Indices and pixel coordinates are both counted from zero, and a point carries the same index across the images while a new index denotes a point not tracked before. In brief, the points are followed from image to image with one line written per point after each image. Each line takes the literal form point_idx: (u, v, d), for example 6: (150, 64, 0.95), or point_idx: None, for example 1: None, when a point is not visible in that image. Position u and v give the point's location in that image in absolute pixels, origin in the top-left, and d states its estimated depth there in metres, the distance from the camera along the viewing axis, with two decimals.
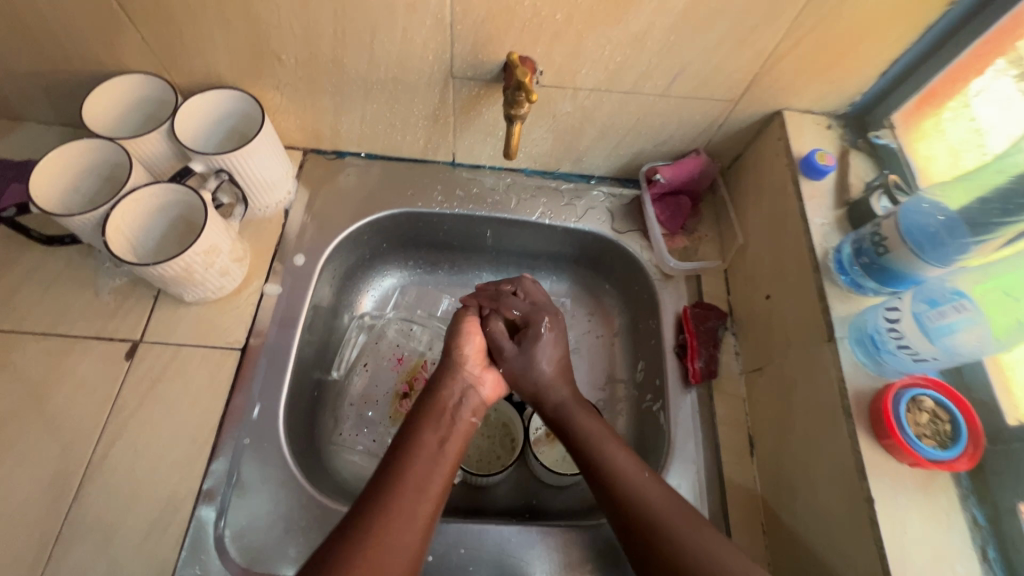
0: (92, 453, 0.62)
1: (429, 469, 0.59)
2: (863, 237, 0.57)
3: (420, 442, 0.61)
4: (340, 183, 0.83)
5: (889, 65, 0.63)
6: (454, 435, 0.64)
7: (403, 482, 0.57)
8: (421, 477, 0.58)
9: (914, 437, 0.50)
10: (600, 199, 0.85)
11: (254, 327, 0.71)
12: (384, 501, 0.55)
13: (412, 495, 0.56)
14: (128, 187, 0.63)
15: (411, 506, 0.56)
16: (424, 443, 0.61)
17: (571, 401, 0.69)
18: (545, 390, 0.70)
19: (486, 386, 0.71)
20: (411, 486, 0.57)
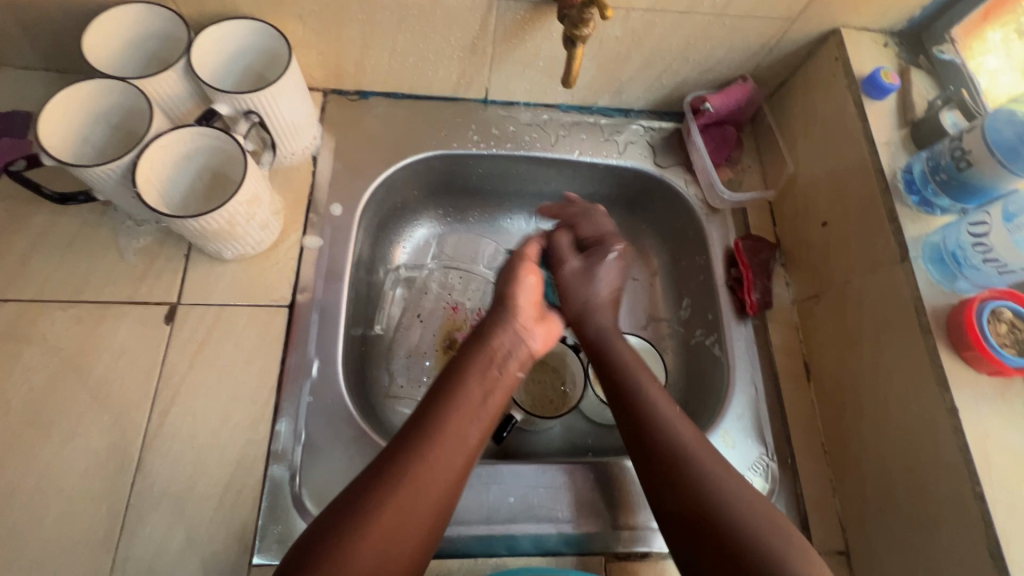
0: (147, 422, 0.58)
1: (462, 425, 0.54)
2: (941, 153, 0.57)
3: (460, 392, 0.55)
4: (367, 125, 0.77)
5: None
6: (499, 389, 0.58)
7: (434, 438, 0.51)
8: (455, 431, 0.53)
9: (997, 346, 0.51)
10: (640, 134, 0.82)
11: (298, 282, 0.67)
12: (412, 457, 0.50)
13: (443, 455, 0.51)
14: (151, 133, 0.57)
15: (439, 464, 0.50)
16: (464, 394, 0.55)
17: (611, 330, 0.66)
18: (591, 310, 0.66)
19: (537, 340, 0.64)
20: (441, 440, 0.52)
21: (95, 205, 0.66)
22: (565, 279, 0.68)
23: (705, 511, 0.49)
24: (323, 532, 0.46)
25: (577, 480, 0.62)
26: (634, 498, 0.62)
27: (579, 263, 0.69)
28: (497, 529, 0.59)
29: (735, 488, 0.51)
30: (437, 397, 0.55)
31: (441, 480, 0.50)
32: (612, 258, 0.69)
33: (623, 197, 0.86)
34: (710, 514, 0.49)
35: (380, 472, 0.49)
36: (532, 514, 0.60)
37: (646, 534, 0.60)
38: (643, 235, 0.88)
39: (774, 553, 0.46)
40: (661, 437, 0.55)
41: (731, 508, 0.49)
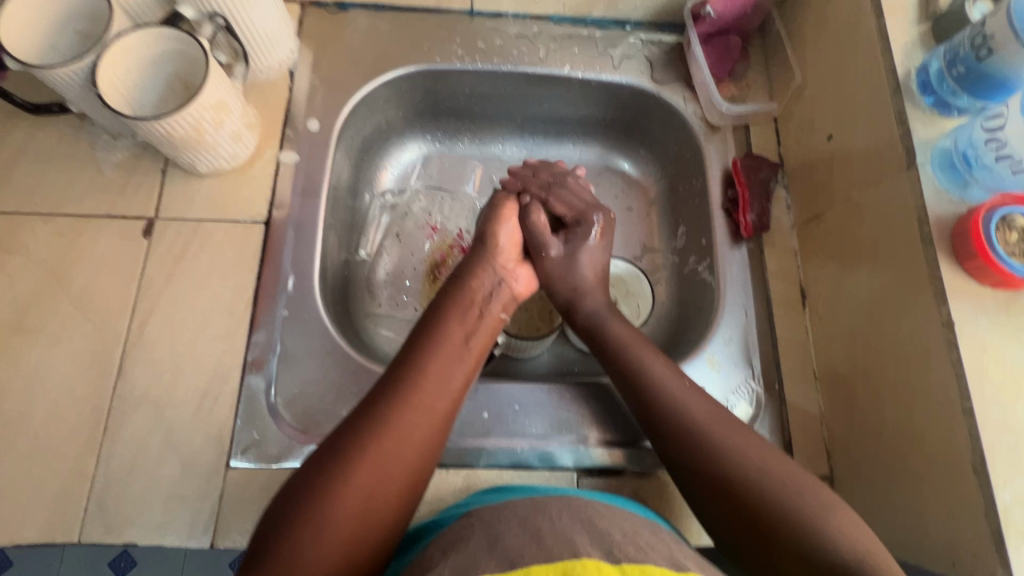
0: (127, 331, 0.59)
1: (451, 362, 0.51)
2: (959, 44, 0.51)
3: (445, 332, 0.53)
4: (347, 38, 0.73)
5: None
6: (482, 328, 0.56)
7: (421, 372, 0.49)
8: (443, 368, 0.50)
9: (1005, 255, 0.47)
10: (638, 47, 0.76)
11: (275, 199, 0.66)
12: (399, 391, 0.47)
13: (433, 389, 0.49)
14: (113, 32, 0.55)
15: (429, 398, 0.48)
16: (449, 336, 0.53)
17: (605, 309, 0.62)
18: (581, 295, 0.62)
19: (519, 282, 0.62)
20: (431, 376, 0.49)
21: (71, 118, 0.66)
22: (551, 266, 0.63)
23: (699, 461, 0.48)
24: (305, 483, 0.42)
25: (568, 398, 0.62)
26: (626, 417, 0.61)
27: (558, 247, 0.63)
28: (470, 442, 0.59)
29: (730, 434, 0.49)
30: (420, 340, 0.52)
31: (432, 413, 0.48)
32: (591, 236, 0.64)
33: (619, 118, 0.81)
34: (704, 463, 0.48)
35: (368, 408, 0.47)
36: (508, 428, 0.60)
37: (631, 452, 0.60)
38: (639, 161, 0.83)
39: (772, 492, 0.45)
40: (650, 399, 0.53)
41: (718, 453, 0.48)
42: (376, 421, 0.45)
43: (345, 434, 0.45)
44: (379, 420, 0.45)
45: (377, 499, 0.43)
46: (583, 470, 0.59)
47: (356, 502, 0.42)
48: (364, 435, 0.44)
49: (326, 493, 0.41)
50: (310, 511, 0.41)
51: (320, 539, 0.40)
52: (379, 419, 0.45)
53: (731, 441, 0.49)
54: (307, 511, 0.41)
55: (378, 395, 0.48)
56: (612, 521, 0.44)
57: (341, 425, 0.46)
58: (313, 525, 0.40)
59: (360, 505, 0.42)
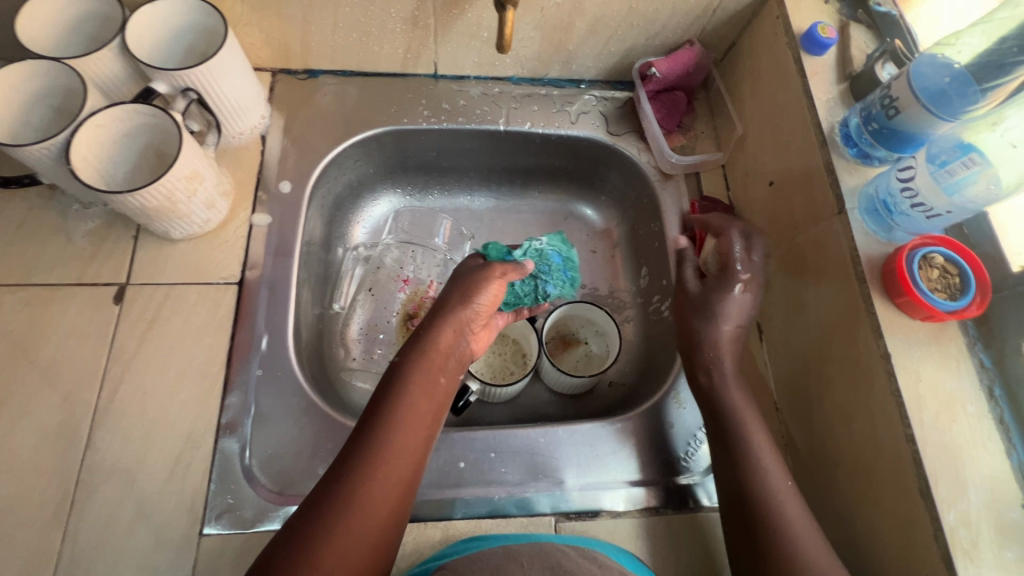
0: (97, 400, 0.59)
1: (405, 439, 0.50)
2: (872, 103, 0.58)
3: (406, 406, 0.52)
4: (317, 103, 0.77)
5: None
6: (443, 388, 0.56)
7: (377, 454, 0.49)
8: (399, 448, 0.50)
9: (927, 291, 0.51)
10: (593, 104, 0.82)
11: (248, 259, 0.67)
12: (357, 478, 0.47)
13: (389, 474, 0.48)
14: (85, 112, 0.57)
15: (390, 481, 0.48)
16: (410, 407, 0.52)
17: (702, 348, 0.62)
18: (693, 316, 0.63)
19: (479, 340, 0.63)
20: (386, 459, 0.49)
21: (42, 189, 0.67)
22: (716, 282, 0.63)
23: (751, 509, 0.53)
24: (277, 564, 0.42)
25: (544, 441, 0.63)
26: (601, 458, 0.63)
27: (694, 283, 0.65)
28: (446, 493, 0.60)
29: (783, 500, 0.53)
30: (377, 414, 0.51)
31: (387, 499, 0.47)
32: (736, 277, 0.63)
33: (578, 168, 0.85)
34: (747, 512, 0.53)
35: (325, 497, 0.46)
36: (484, 477, 0.61)
37: (607, 494, 0.61)
38: (600, 206, 0.88)
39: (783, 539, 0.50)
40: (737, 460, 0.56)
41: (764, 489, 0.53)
42: (331, 514, 0.45)
43: (308, 527, 0.44)
44: (337, 513, 0.45)
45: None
46: (560, 514, 0.60)
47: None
48: (322, 536, 0.44)
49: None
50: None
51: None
52: (335, 511, 0.45)
53: (779, 504, 0.52)
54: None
55: (336, 483, 0.47)
56: (581, 565, 0.47)
57: (297, 513, 0.46)
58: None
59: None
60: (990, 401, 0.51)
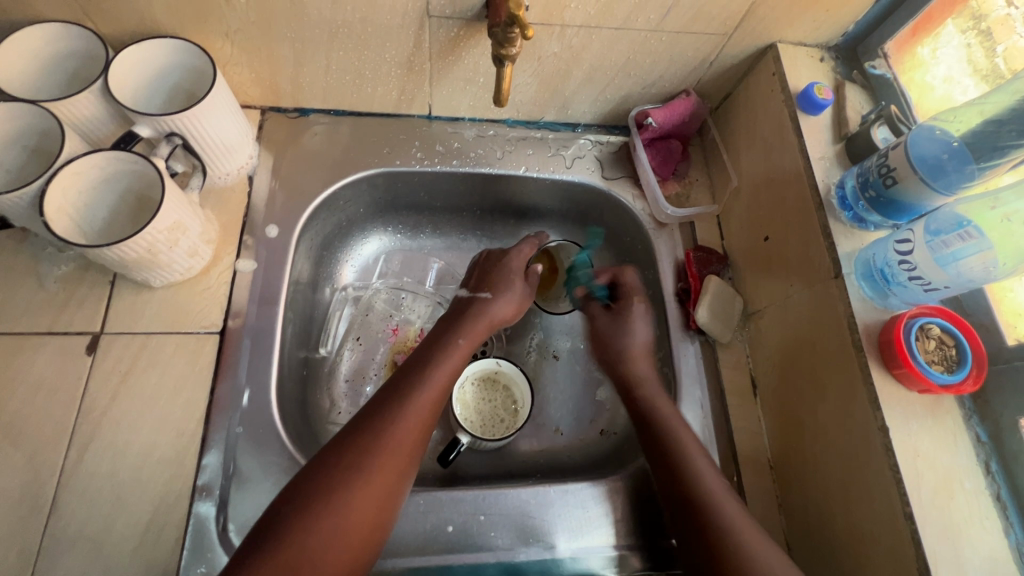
0: (64, 460, 0.56)
1: (437, 389, 0.57)
2: (869, 169, 0.58)
3: (439, 362, 0.59)
4: (307, 143, 0.75)
5: (852, 23, 0.67)
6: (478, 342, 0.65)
7: (412, 396, 0.55)
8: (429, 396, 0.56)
9: (925, 363, 0.51)
10: (588, 148, 0.81)
11: (231, 307, 0.65)
12: (394, 415, 0.53)
13: (418, 413, 0.54)
14: (61, 159, 0.54)
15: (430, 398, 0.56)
16: (441, 364, 0.59)
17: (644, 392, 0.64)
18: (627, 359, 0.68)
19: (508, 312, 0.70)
20: (417, 402, 0.55)
21: (12, 230, 0.63)
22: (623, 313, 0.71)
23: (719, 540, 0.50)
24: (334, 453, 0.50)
25: (535, 502, 0.61)
26: (592, 520, 0.61)
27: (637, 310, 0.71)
28: (434, 559, 0.57)
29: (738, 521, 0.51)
30: (413, 367, 0.58)
31: (416, 434, 0.53)
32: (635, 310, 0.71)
33: (573, 211, 0.85)
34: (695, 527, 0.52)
35: (362, 424, 0.52)
36: (473, 541, 0.59)
37: (597, 559, 0.60)
38: (593, 249, 0.87)
39: None
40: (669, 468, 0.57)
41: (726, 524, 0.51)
42: (369, 439, 0.51)
43: (363, 424, 0.52)
44: (376, 438, 0.51)
45: (364, 521, 0.47)
46: None
47: (349, 521, 0.47)
48: (375, 426, 0.52)
49: (327, 508, 0.46)
50: (306, 522, 0.45)
51: (316, 553, 0.44)
52: (385, 417, 0.53)
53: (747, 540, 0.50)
54: (308, 519, 0.45)
55: (372, 417, 0.53)
56: None
57: (336, 439, 0.51)
58: (314, 534, 0.45)
59: (355, 520, 0.47)
60: (987, 477, 0.51)
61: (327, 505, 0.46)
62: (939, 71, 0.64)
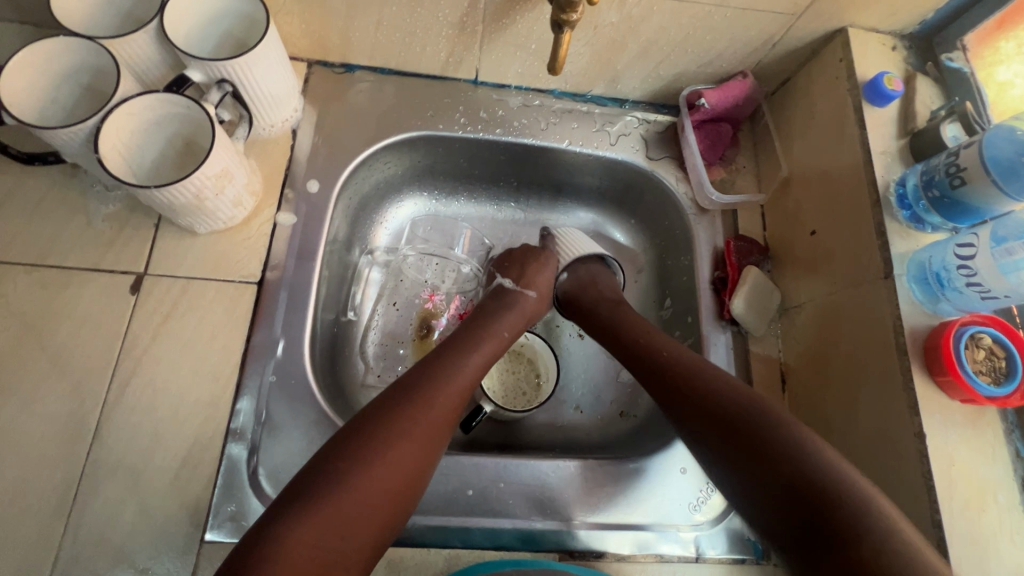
0: (106, 393, 0.58)
1: (472, 376, 0.60)
2: (936, 167, 0.55)
3: (481, 346, 0.63)
4: (351, 100, 0.74)
5: (932, 12, 0.63)
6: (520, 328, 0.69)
7: (450, 379, 0.57)
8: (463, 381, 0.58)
9: (972, 373, 0.50)
10: (634, 126, 0.79)
11: (269, 259, 0.65)
12: (445, 372, 0.58)
13: (451, 396, 0.56)
14: (117, 98, 0.54)
15: (479, 360, 0.62)
16: (476, 353, 0.62)
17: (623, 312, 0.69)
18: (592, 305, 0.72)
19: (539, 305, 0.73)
20: (451, 384, 0.57)
21: (64, 167, 0.65)
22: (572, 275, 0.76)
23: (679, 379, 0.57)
24: (392, 395, 0.54)
25: (555, 476, 0.62)
26: (608, 496, 0.62)
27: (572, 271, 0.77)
28: (452, 520, 0.59)
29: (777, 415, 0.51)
30: (450, 351, 0.61)
31: (448, 414, 0.55)
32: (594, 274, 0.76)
33: (612, 189, 0.83)
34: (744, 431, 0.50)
35: (421, 373, 0.57)
36: (492, 506, 0.60)
37: (612, 534, 0.60)
38: (630, 230, 0.86)
39: None
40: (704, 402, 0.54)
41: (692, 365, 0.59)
42: (407, 411, 0.52)
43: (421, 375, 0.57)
44: (412, 409, 0.53)
45: (394, 488, 0.48)
46: (565, 552, 0.60)
47: (383, 485, 0.48)
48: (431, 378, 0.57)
49: (365, 469, 0.47)
50: (371, 449, 0.49)
51: (356, 494, 0.46)
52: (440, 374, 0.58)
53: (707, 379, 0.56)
54: (345, 476, 0.47)
55: (417, 377, 0.56)
56: None
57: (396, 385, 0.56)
58: (350, 490, 0.46)
59: (385, 486, 0.48)
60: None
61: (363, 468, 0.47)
62: (1005, 74, 0.61)
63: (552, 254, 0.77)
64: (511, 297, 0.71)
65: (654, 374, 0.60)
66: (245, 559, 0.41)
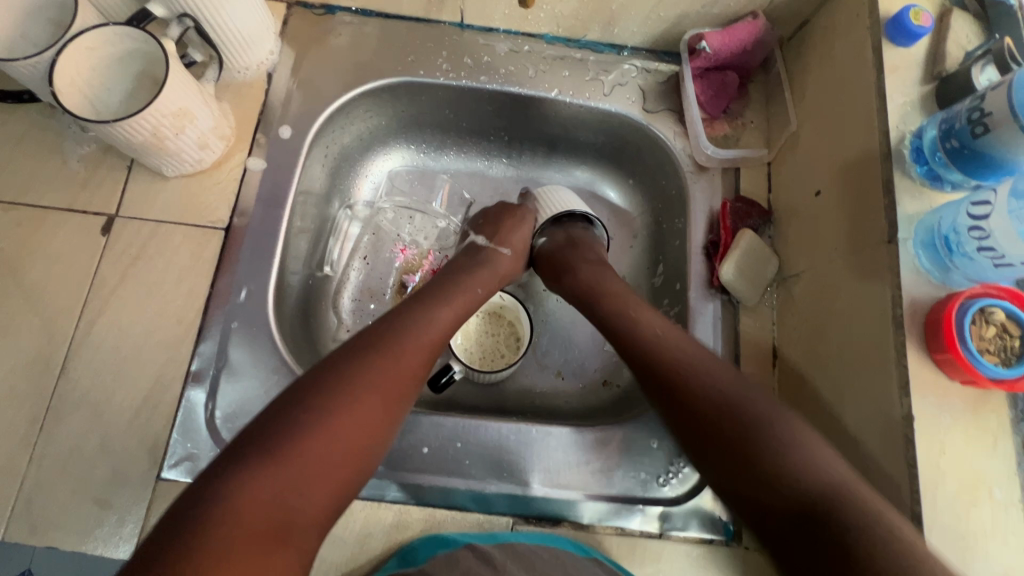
0: (74, 331, 0.59)
1: (443, 328, 0.57)
2: (957, 115, 0.48)
3: (453, 300, 0.60)
4: (330, 43, 0.71)
5: None
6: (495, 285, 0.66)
7: (418, 330, 0.55)
8: (433, 335, 0.55)
9: (975, 352, 0.43)
10: (632, 75, 0.73)
11: (238, 205, 0.64)
12: (413, 321, 0.55)
13: (419, 351, 0.53)
14: (74, 30, 0.53)
15: (451, 312, 0.59)
16: (447, 307, 0.59)
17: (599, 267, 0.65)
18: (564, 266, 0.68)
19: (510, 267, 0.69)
20: (420, 337, 0.54)
21: (43, 107, 0.65)
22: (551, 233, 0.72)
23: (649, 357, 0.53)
24: (355, 343, 0.52)
25: (517, 440, 0.60)
26: (574, 461, 0.59)
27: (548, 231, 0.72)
28: (406, 476, 0.58)
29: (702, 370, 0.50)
30: (419, 304, 0.58)
31: (413, 368, 0.52)
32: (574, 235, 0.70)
33: (606, 145, 0.77)
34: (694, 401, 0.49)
35: (388, 323, 0.54)
36: (447, 465, 0.58)
37: (576, 500, 0.58)
38: (626, 190, 0.80)
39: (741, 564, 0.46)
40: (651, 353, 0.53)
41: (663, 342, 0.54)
42: (369, 363, 0.50)
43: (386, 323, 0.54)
44: (375, 362, 0.50)
45: (350, 446, 0.46)
46: (519, 517, 0.57)
47: (345, 437, 0.46)
48: (396, 327, 0.54)
49: (324, 420, 0.45)
50: (331, 399, 0.47)
51: (315, 445, 0.44)
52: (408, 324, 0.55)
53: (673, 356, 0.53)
54: (301, 430, 0.44)
55: (382, 325, 0.54)
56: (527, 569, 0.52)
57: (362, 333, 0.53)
58: (311, 442, 0.44)
59: (349, 439, 0.46)
60: None
61: (322, 419, 0.45)
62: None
63: (530, 212, 0.73)
64: (485, 254, 0.68)
65: (621, 334, 0.57)
66: (197, 511, 0.39)
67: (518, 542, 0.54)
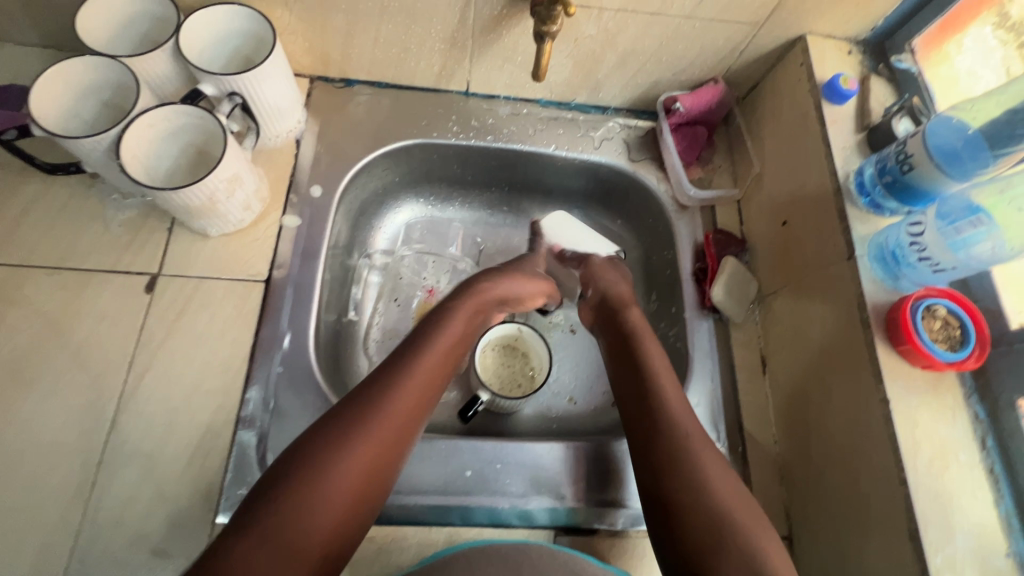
0: (123, 385, 0.61)
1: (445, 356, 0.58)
2: (887, 156, 0.60)
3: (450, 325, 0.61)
4: (351, 112, 0.80)
5: (881, 18, 0.69)
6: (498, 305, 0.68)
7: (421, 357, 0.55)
8: (433, 367, 0.55)
9: (929, 341, 0.54)
10: (616, 131, 0.84)
11: (275, 259, 0.69)
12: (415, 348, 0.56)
13: (418, 389, 0.53)
14: (138, 111, 0.60)
15: (451, 339, 0.60)
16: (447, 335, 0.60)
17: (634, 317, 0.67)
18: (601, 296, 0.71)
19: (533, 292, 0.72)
20: (420, 371, 0.54)
21: (85, 177, 0.69)
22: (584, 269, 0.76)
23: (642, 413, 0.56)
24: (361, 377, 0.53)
25: (549, 457, 0.65)
26: (602, 474, 0.65)
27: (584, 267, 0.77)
28: (451, 499, 0.62)
29: (710, 471, 0.51)
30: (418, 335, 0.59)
31: (416, 397, 0.52)
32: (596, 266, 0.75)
33: (598, 191, 0.88)
34: (684, 504, 0.49)
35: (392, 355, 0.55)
36: (489, 486, 0.63)
37: (607, 510, 0.63)
38: (617, 229, 0.90)
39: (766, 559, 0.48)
40: (659, 438, 0.54)
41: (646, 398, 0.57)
42: (372, 399, 0.50)
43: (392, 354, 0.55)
44: (376, 410, 0.49)
45: (354, 478, 0.46)
46: (559, 529, 0.63)
47: (350, 470, 0.46)
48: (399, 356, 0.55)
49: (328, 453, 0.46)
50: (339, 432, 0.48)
51: (323, 480, 0.45)
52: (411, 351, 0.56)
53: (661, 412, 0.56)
54: (306, 466, 0.45)
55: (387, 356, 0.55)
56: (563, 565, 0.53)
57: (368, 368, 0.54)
58: (314, 478, 0.45)
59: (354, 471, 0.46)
60: (983, 451, 0.54)
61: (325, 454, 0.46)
62: (962, 64, 0.68)
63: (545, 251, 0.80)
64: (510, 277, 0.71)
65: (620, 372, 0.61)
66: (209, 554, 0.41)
67: (555, 550, 0.54)
